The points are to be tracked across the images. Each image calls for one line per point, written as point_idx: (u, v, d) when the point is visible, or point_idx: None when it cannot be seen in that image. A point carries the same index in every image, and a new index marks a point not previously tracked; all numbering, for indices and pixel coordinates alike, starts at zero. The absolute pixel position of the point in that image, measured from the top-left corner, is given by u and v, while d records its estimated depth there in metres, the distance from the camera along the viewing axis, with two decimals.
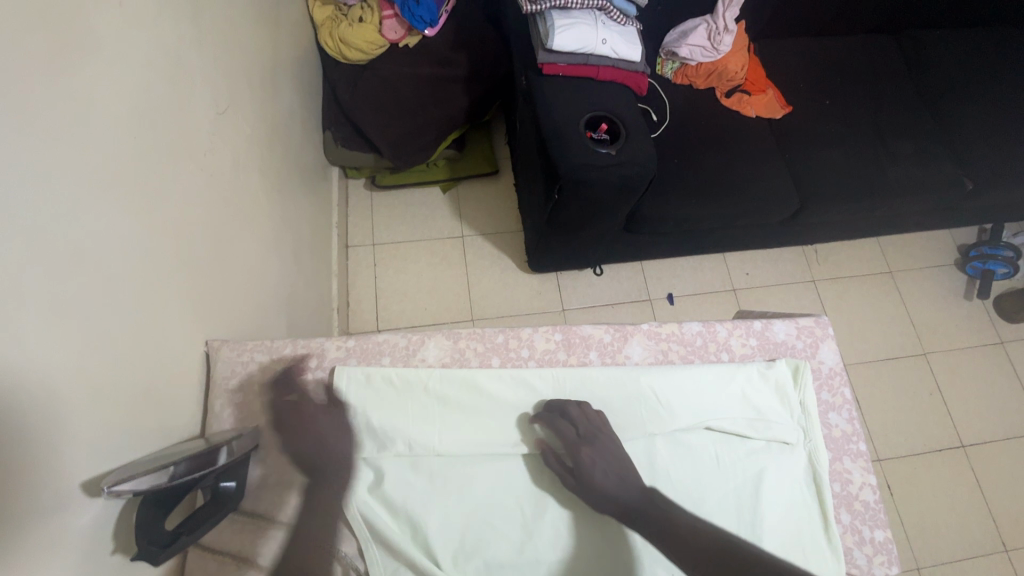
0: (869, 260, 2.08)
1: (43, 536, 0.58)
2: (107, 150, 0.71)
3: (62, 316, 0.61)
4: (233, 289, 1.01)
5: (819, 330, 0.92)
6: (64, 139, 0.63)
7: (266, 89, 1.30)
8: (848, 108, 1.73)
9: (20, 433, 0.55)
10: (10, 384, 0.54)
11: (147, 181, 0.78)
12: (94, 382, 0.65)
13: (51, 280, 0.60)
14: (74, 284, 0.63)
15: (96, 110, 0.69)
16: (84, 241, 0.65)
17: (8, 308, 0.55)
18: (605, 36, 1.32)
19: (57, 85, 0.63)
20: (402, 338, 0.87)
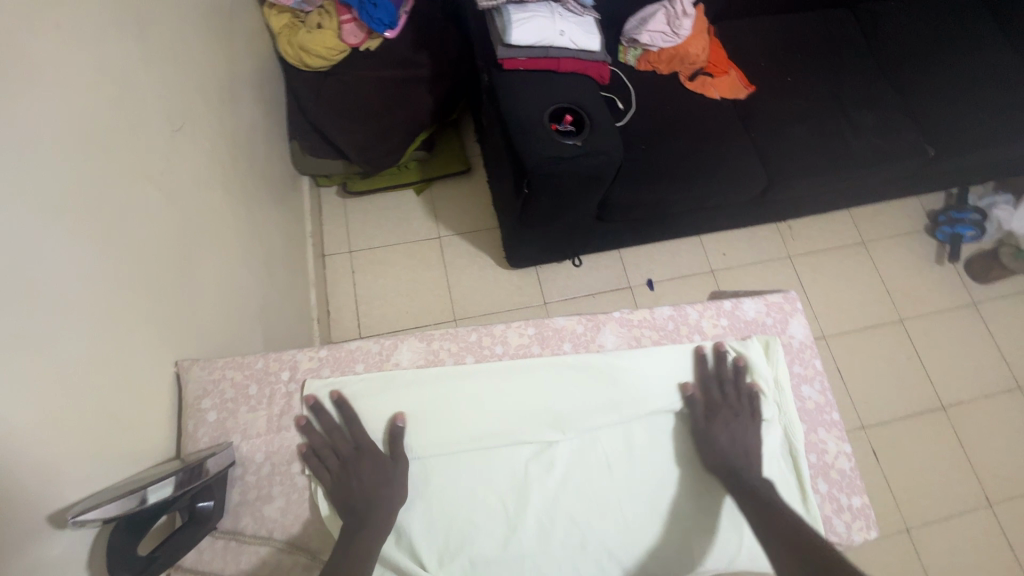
0: (842, 232, 2.11)
1: None
2: (54, 176, 0.69)
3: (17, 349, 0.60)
4: (202, 307, 1.00)
5: (787, 306, 0.93)
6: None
7: (224, 103, 1.28)
8: (810, 83, 1.74)
9: None
10: None
11: (101, 204, 0.77)
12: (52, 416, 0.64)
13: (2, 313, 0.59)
14: (27, 315, 0.62)
15: (39, 136, 0.67)
16: (35, 271, 0.64)
17: None
18: (562, 27, 1.33)
19: None
20: (374, 344, 0.85)
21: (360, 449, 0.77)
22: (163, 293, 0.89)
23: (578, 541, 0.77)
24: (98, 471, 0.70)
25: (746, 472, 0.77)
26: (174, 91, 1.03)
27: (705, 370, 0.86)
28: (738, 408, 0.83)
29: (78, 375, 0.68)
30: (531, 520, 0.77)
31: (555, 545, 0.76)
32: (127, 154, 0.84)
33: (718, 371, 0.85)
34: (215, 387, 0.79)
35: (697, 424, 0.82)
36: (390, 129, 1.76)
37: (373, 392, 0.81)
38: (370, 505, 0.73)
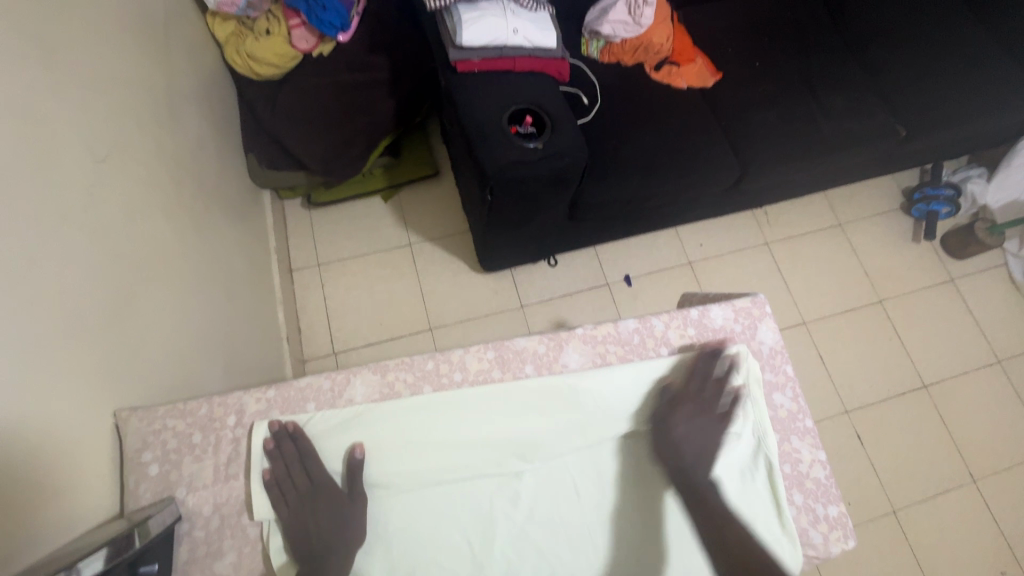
0: (818, 215, 2.09)
1: None
2: None
3: None
4: (145, 346, 0.95)
5: (756, 311, 0.90)
6: None
7: (163, 123, 1.21)
8: (777, 66, 1.71)
9: None
10: None
11: (17, 251, 0.73)
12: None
13: None
14: None
15: None
16: None
17: None
18: (516, 25, 1.26)
19: None
20: (325, 380, 0.81)
21: (315, 485, 0.74)
22: (96, 338, 0.84)
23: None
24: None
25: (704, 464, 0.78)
26: (95, 116, 0.96)
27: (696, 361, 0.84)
28: (710, 394, 0.82)
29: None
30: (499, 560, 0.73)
31: None
32: (36, 193, 0.78)
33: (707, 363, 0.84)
34: (156, 439, 0.75)
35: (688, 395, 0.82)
36: (351, 138, 1.72)
37: (324, 430, 0.77)
38: (327, 550, 0.71)
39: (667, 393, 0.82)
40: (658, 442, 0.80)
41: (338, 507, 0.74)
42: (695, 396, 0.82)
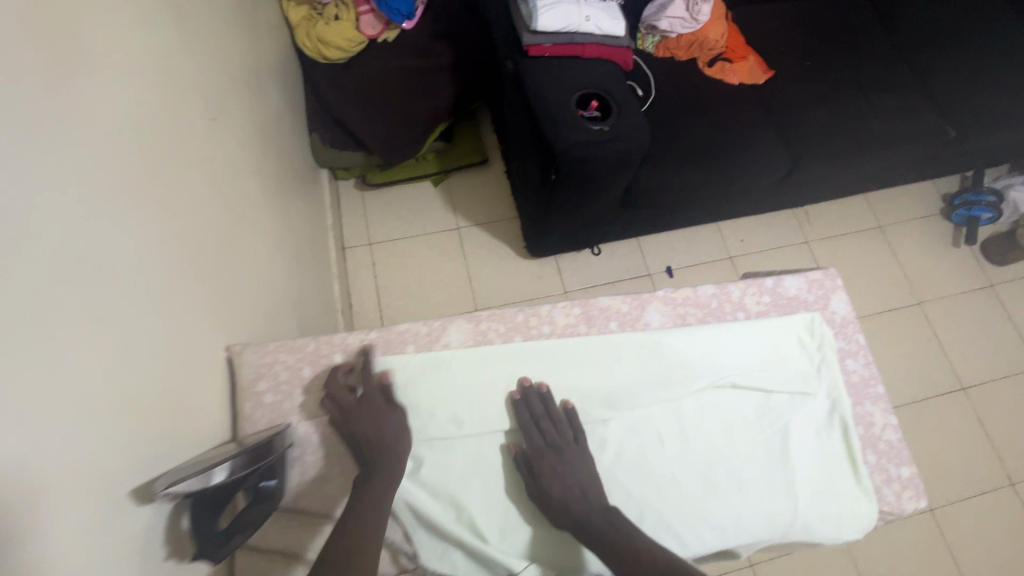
0: (858, 217, 2.12)
1: (111, 542, 0.59)
2: (118, 159, 0.70)
3: (101, 327, 0.62)
4: (244, 295, 1.01)
5: (829, 282, 0.94)
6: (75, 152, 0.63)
7: (252, 93, 1.28)
8: (828, 66, 1.75)
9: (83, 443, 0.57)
10: (66, 396, 0.55)
11: (158, 188, 0.79)
12: (120, 399, 0.63)
13: (86, 292, 0.61)
14: (105, 292, 0.64)
15: (105, 122, 0.69)
16: (108, 251, 0.66)
17: (52, 320, 0.55)
18: (587, 13, 1.33)
19: (66, 100, 0.62)
20: (424, 325, 0.86)
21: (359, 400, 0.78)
22: (211, 279, 0.90)
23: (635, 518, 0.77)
24: (167, 451, 0.70)
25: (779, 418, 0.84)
26: (207, 77, 1.03)
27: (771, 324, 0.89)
28: (785, 354, 0.87)
29: (137, 354, 0.68)
30: None
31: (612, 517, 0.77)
32: (170, 139, 0.84)
33: (782, 326, 0.88)
34: (268, 370, 0.81)
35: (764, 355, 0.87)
36: (412, 121, 1.79)
37: (424, 368, 0.82)
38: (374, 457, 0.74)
39: (746, 352, 0.87)
40: (738, 397, 0.85)
41: (377, 419, 0.77)
42: (771, 356, 0.87)
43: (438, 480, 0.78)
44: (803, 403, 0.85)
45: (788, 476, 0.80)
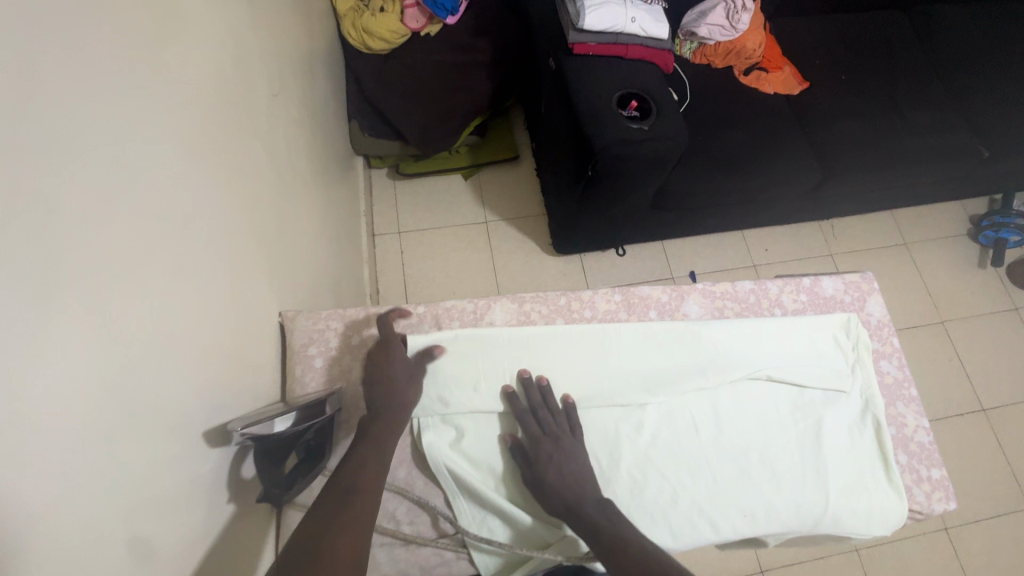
0: (884, 233, 2.12)
1: (182, 481, 0.62)
2: (197, 123, 0.74)
3: (181, 278, 0.66)
4: (292, 266, 1.04)
5: (865, 285, 0.96)
6: (165, 113, 0.66)
7: (304, 76, 1.32)
8: (863, 81, 1.76)
9: (164, 384, 0.60)
10: (151, 338, 0.58)
11: (228, 155, 0.83)
12: (194, 348, 0.66)
13: (170, 244, 0.64)
14: (185, 246, 0.68)
15: (188, 87, 0.73)
16: (188, 208, 0.69)
17: (143, 265, 0.59)
18: (633, 15, 1.36)
19: (157, 63, 0.66)
20: (469, 303, 0.90)
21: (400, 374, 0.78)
22: (268, 248, 0.93)
23: (669, 499, 0.78)
24: (228, 403, 0.73)
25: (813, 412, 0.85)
26: (270, 56, 1.07)
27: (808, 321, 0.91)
28: (822, 352, 0.89)
29: (208, 308, 0.71)
30: (624, 476, 0.79)
31: (647, 499, 0.78)
32: (238, 110, 0.88)
33: (819, 324, 0.90)
34: (320, 336, 0.86)
35: (800, 351, 0.88)
36: (449, 114, 1.83)
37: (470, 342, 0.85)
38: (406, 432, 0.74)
39: (782, 347, 0.88)
40: (772, 390, 0.86)
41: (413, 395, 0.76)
42: (807, 353, 0.88)
43: (480, 450, 0.81)
44: (837, 400, 0.86)
45: (820, 469, 0.82)
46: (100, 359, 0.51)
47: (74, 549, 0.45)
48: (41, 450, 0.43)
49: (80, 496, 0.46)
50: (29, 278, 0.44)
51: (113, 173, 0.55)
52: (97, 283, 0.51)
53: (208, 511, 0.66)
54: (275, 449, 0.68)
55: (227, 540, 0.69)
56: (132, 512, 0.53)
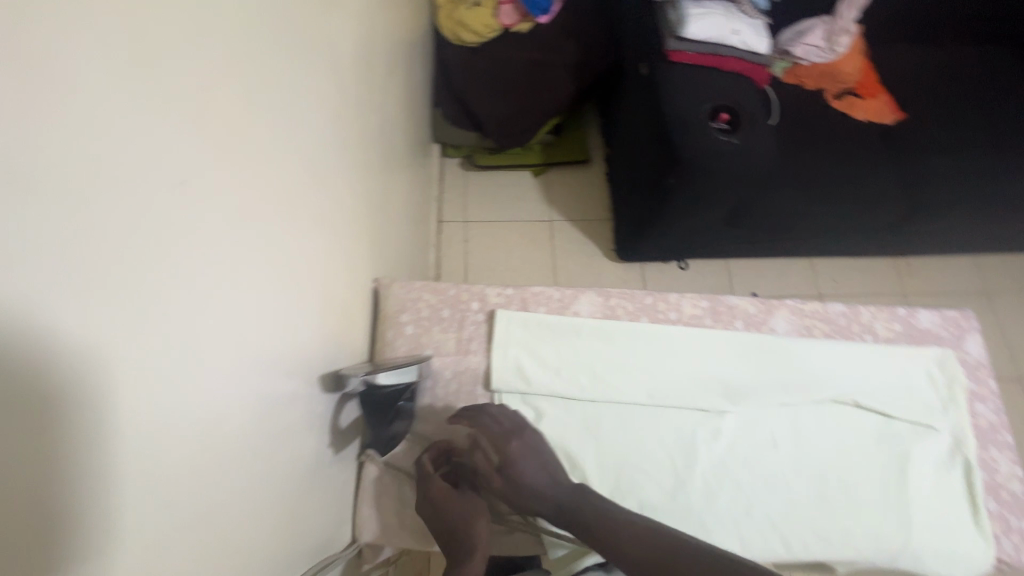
0: (965, 277, 2.01)
1: (304, 417, 0.67)
2: (339, 90, 0.79)
3: (318, 230, 0.71)
4: (385, 236, 1.08)
5: (965, 322, 0.92)
6: (322, 75, 0.71)
7: (406, 58, 1.37)
8: (970, 114, 1.65)
9: (296, 325, 0.65)
10: (289, 281, 0.63)
11: (354, 124, 0.87)
12: (318, 297, 0.71)
13: (314, 198, 0.69)
14: (321, 201, 0.72)
15: (337, 54, 0.77)
16: (328, 167, 0.74)
17: (292, 213, 0.63)
18: (736, 27, 1.37)
19: (319, 28, 0.71)
20: (557, 291, 0.91)
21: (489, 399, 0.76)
22: (372, 216, 0.98)
23: (743, 508, 0.78)
24: (336, 355, 0.77)
25: (898, 443, 0.83)
26: (387, 35, 1.12)
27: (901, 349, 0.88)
28: (914, 384, 0.86)
29: (331, 263, 0.76)
30: (698, 479, 0.80)
31: (720, 505, 0.79)
32: (364, 82, 0.92)
33: (914, 355, 0.88)
34: (412, 304, 0.89)
35: (891, 380, 0.86)
36: (530, 110, 1.87)
37: (556, 330, 0.87)
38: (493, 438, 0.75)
39: (873, 373, 0.86)
40: (857, 416, 0.85)
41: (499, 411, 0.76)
42: (898, 383, 0.86)
43: (557, 434, 0.82)
44: (927, 435, 0.84)
45: (902, 502, 0.80)
46: (253, 291, 0.55)
47: (224, 458, 0.49)
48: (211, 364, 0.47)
49: (233, 410, 0.51)
50: (218, 208, 0.48)
51: (281, 126, 0.60)
52: (258, 222, 0.56)
53: (319, 447, 0.71)
54: (374, 411, 0.77)
55: (324, 482, 0.73)
56: (264, 434, 0.57)
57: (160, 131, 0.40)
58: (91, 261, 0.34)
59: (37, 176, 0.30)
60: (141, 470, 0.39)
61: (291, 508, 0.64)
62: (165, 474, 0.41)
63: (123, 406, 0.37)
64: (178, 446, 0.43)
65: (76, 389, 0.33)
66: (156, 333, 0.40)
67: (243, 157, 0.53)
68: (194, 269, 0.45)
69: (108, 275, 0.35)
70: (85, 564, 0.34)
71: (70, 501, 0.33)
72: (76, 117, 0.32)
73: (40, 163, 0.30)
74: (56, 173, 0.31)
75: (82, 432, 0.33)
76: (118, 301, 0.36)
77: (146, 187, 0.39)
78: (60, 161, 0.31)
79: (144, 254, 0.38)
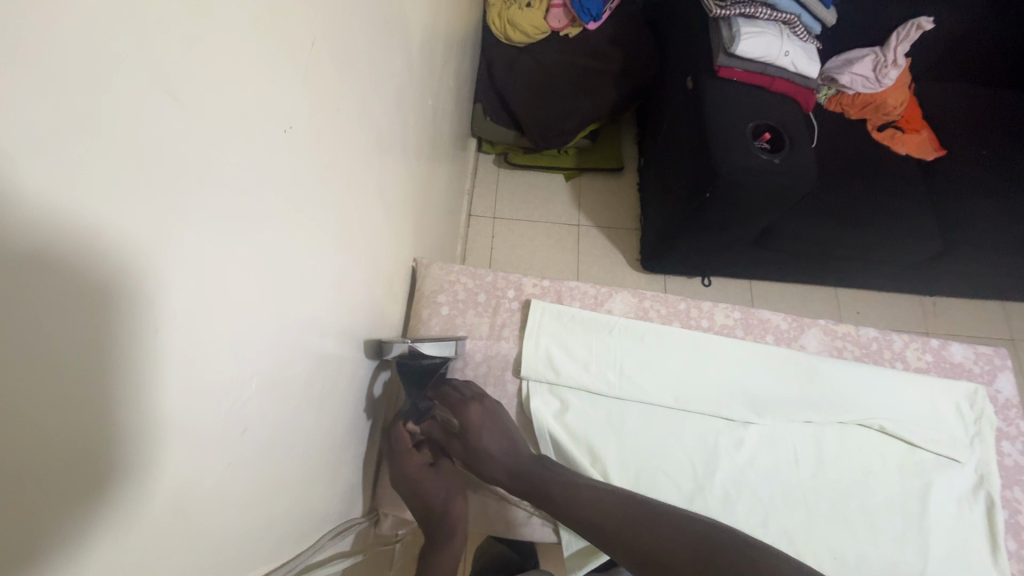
0: (990, 323, 1.98)
1: (347, 379, 0.69)
2: (409, 71, 0.81)
3: (380, 201, 0.73)
4: (425, 220, 1.11)
5: (998, 360, 0.92)
6: (400, 53, 0.73)
7: (458, 49, 1.40)
8: (1013, 158, 1.64)
9: (352, 290, 0.67)
10: (354, 245, 0.65)
11: (415, 105, 0.90)
12: (371, 266, 0.73)
13: (381, 170, 0.71)
14: (386, 174, 0.74)
15: (413, 37, 0.80)
16: (394, 142, 0.76)
17: (366, 181, 0.65)
18: (788, 49, 1.37)
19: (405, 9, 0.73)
20: (592, 288, 0.94)
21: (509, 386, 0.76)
22: (418, 198, 1.00)
23: (761, 521, 0.78)
24: (377, 326, 0.79)
25: (921, 472, 0.83)
26: (447, 25, 1.15)
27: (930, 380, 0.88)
28: (942, 415, 0.86)
29: (384, 236, 0.78)
30: (718, 486, 0.80)
31: (738, 514, 0.79)
32: (427, 67, 0.95)
33: (944, 386, 0.87)
34: (449, 286, 0.91)
35: (919, 409, 0.86)
36: (571, 113, 1.87)
37: (588, 325, 0.89)
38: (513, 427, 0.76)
39: (901, 400, 0.86)
40: (881, 440, 0.85)
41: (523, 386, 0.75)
42: (925, 412, 0.86)
43: (581, 426, 0.83)
44: (952, 467, 0.83)
45: (922, 531, 0.79)
46: (327, 250, 0.57)
47: (284, 401, 0.51)
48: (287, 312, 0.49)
49: (296, 360, 0.53)
50: (313, 166, 0.50)
51: (368, 96, 0.63)
52: (340, 183, 0.58)
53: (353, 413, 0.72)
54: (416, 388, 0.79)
55: (354, 447, 0.75)
56: (315, 389, 0.59)
57: (284, 83, 0.42)
58: (216, 194, 0.35)
59: (191, 104, 0.31)
60: (222, 401, 0.40)
61: (327, 467, 0.65)
62: (240, 411, 0.43)
63: (217, 338, 0.38)
64: (252, 387, 0.44)
65: (190, 314, 0.34)
66: (252, 275, 0.42)
67: (337, 120, 0.54)
68: (286, 220, 0.46)
69: (226, 210, 0.37)
70: (170, 482, 0.35)
71: (170, 418, 0.34)
72: (226, 56, 0.34)
73: (195, 92, 0.31)
74: (204, 104, 0.32)
75: (187, 356, 0.35)
76: (230, 237, 0.38)
77: (264, 134, 0.40)
78: (209, 94, 0.33)
79: (254, 196, 0.40)
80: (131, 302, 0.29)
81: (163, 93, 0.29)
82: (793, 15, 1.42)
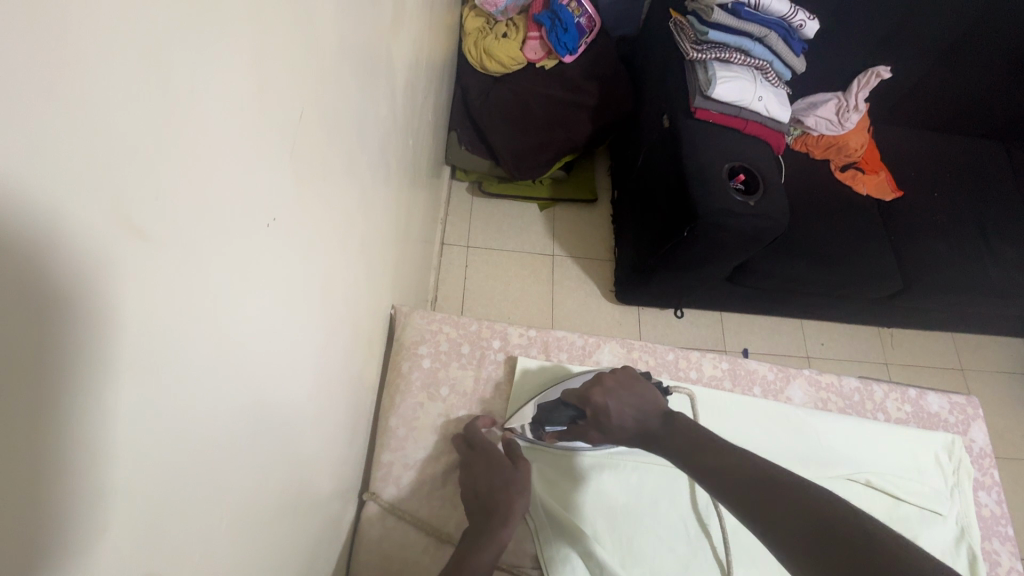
0: (941, 353, 2.07)
1: (321, 454, 0.64)
2: (394, 117, 0.78)
3: (364, 257, 0.69)
4: (403, 261, 1.06)
5: (970, 409, 0.94)
6: (386, 103, 0.70)
7: (435, 80, 1.37)
8: (961, 200, 1.73)
9: (331, 361, 0.62)
10: (336, 315, 0.61)
11: (400, 147, 0.87)
12: (351, 328, 0.69)
13: (366, 226, 0.68)
14: (371, 227, 0.71)
15: (399, 83, 0.77)
16: (377, 195, 0.73)
17: (350, 244, 0.62)
18: (761, 94, 1.42)
19: (392, 58, 0.70)
20: (580, 338, 0.94)
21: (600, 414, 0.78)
22: (400, 240, 0.96)
23: None
24: (355, 387, 0.74)
25: (910, 528, 0.82)
26: (427, 62, 1.12)
27: (909, 429, 0.90)
28: (925, 469, 0.86)
29: (366, 291, 0.73)
30: (709, 549, 0.80)
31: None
32: (410, 108, 0.92)
33: (924, 438, 0.89)
34: (431, 337, 0.89)
35: (900, 461, 0.87)
36: (547, 145, 1.86)
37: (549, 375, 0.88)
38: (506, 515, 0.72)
39: (884, 452, 0.87)
40: (870, 495, 0.84)
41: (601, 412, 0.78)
42: (910, 467, 0.86)
43: (563, 488, 0.82)
44: (939, 526, 0.83)
45: None
46: (305, 326, 0.52)
47: (256, 502, 0.47)
48: (261, 408, 0.46)
49: (268, 454, 0.49)
50: (293, 244, 0.46)
51: (355, 154, 0.59)
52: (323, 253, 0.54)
53: (326, 488, 0.67)
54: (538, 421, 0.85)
55: (326, 524, 0.68)
56: (284, 478, 0.54)
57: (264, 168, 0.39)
58: (182, 314, 0.32)
59: (151, 224, 0.27)
60: (190, 527, 0.37)
61: (297, 551, 0.59)
62: (203, 533, 0.38)
63: (189, 465, 0.35)
64: (223, 501, 0.41)
65: (149, 448, 0.31)
66: (221, 384, 0.38)
67: (321, 183, 0.50)
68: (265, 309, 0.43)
69: (193, 324, 0.33)
70: None
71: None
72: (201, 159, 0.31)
73: (159, 211, 0.28)
74: (175, 221, 0.29)
75: (145, 494, 0.31)
76: (199, 345, 0.34)
77: (242, 229, 0.37)
78: (178, 207, 0.29)
79: (227, 299, 0.37)
80: (75, 466, 0.25)
81: (120, 220, 0.25)
82: (766, 61, 1.47)
